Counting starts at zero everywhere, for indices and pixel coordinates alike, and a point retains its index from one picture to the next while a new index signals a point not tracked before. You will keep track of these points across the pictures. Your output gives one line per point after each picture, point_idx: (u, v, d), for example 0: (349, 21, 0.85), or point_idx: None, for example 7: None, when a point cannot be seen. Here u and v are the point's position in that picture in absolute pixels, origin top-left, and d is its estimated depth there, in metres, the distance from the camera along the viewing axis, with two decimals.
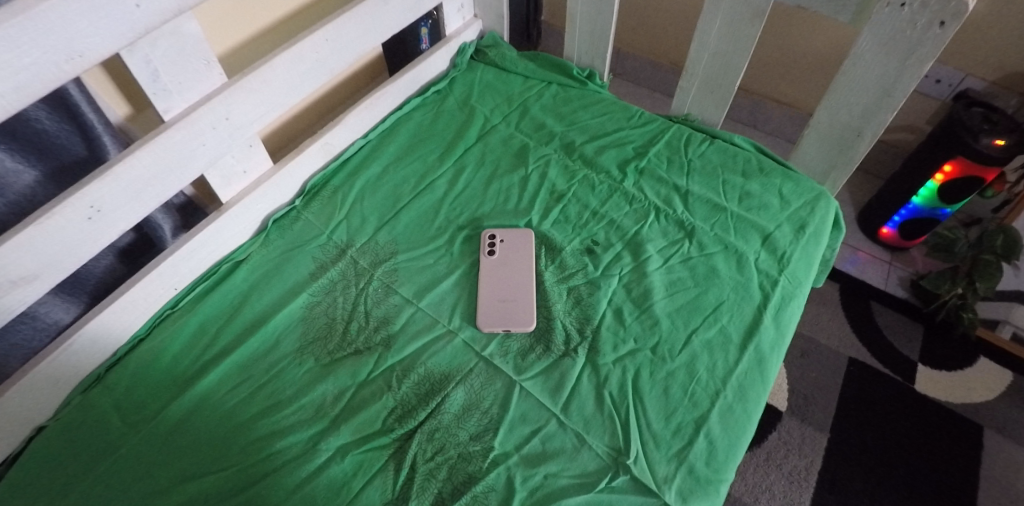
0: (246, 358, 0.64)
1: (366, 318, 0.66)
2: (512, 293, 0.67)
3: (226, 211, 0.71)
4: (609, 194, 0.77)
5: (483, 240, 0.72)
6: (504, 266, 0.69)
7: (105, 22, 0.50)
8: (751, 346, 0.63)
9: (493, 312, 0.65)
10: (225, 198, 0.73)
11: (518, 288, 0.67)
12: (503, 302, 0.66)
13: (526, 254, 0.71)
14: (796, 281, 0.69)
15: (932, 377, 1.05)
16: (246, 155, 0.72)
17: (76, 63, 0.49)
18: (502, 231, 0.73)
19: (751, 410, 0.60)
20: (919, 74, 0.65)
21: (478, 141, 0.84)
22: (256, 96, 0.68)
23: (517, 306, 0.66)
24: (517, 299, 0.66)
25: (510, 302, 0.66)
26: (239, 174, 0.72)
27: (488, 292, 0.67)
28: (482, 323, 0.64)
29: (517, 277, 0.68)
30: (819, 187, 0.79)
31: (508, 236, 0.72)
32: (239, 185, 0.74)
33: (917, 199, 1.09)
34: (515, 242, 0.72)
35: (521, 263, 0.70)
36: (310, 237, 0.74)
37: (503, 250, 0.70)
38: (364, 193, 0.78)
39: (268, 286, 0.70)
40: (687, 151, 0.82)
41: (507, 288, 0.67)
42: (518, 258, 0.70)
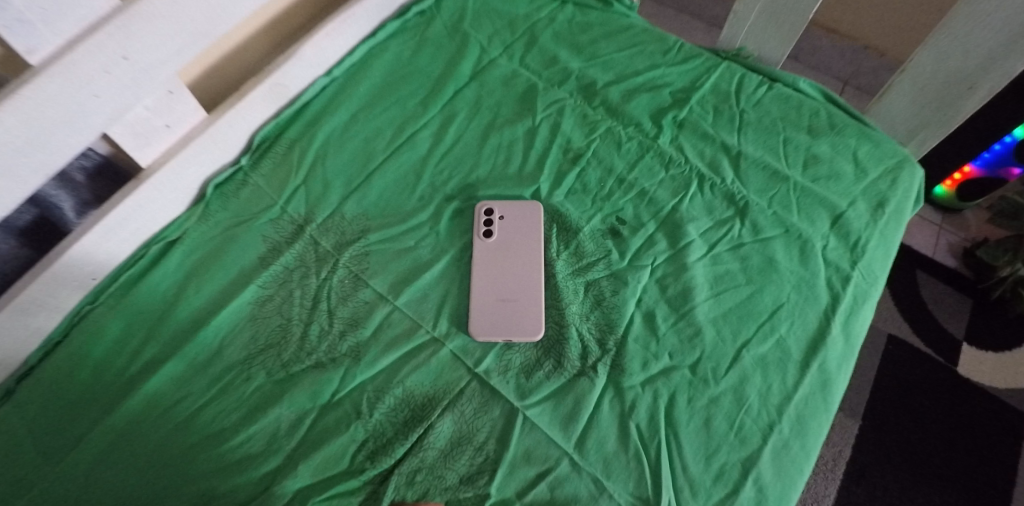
0: (183, 369, 0.51)
1: (329, 320, 0.52)
2: (514, 291, 0.53)
3: (147, 179, 0.55)
4: (639, 155, 0.61)
5: (476, 217, 0.56)
6: (505, 253, 0.54)
7: None
8: (815, 364, 0.50)
9: (490, 317, 0.51)
10: (145, 160, 0.56)
11: (521, 284, 0.53)
12: (502, 303, 0.52)
13: (531, 237, 0.56)
14: (872, 276, 0.55)
15: (976, 358, 0.94)
16: (165, 105, 0.55)
17: None
18: (502, 204, 0.57)
19: (811, 446, 0.48)
20: None
21: (473, 81, 0.66)
22: (167, 23, 0.49)
23: (520, 309, 0.52)
24: (521, 299, 0.52)
25: (512, 304, 0.52)
26: (158, 129, 0.56)
27: (483, 290, 0.53)
28: (476, 331, 0.50)
29: (520, 270, 0.54)
30: (902, 150, 0.63)
31: (509, 212, 0.57)
32: (163, 143, 0.57)
33: (984, 158, 0.92)
34: (518, 221, 0.56)
35: (525, 250, 0.55)
36: (259, 208, 0.59)
37: (502, 232, 0.55)
38: (327, 149, 0.62)
39: (208, 274, 0.55)
40: (739, 99, 0.65)
41: (508, 283, 0.53)
42: (521, 243, 0.55)
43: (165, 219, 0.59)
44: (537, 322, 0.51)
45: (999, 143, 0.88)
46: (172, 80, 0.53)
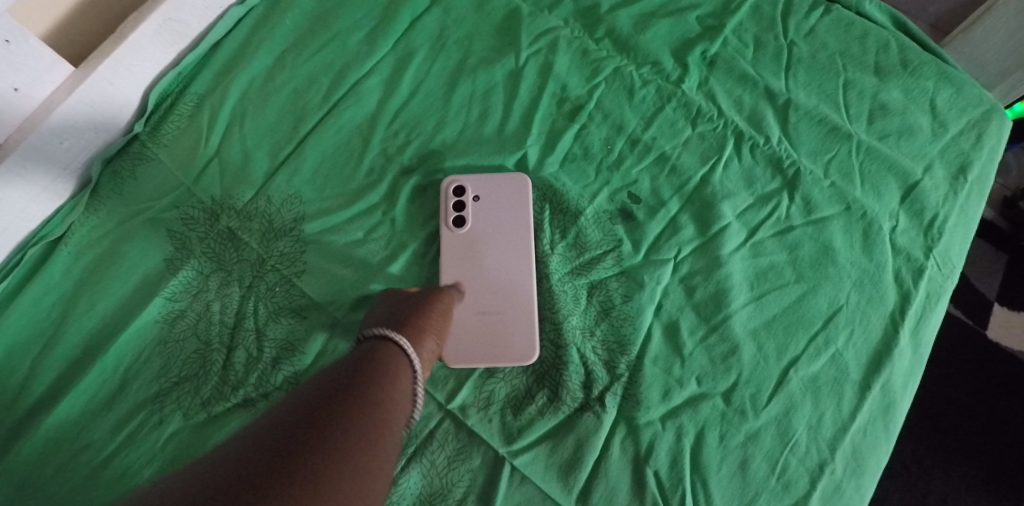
0: (78, 413, 0.39)
1: (257, 344, 0.40)
2: (499, 299, 0.41)
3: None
4: (657, 106, 0.46)
5: (444, 199, 0.43)
6: (484, 247, 0.42)
7: None
8: (879, 384, 0.40)
9: (468, 337, 0.40)
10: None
11: (507, 288, 0.41)
12: (482, 316, 0.40)
13: (517, 222, 0.42)
14: (949, 266, 0.43)
15: (1008, 322, 0.84)
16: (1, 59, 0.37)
17: None
18: (478, 181, 0.43)
19: (868, 488, 0.38)
20: None
21: (436, 3, 0.49)
22: None
23: (508, 323, 0.40)
24: (506, 310, 0.40)
25: (495, 317, 0.40)
26: (3, 95, 0.39)
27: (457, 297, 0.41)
28: (449, 356, 0.39)
29: (504, 268, 0.41)
30: (990, 95, 0.49)
31: (488, 191, 0.43)
32: (19, 111, 0.40)
33: None
34: (499, 200, 0.43)
35: (511, 240, 0.42)
36: (161, 190, 0.44)
37: (478, 218, 0.43)
38: (246, 103, 0.46)
39: (103, 281, 0.42)
40: (787, 26, 0.49)
41: (490, 289, 0.41)
42: (505, 232, 0.42)
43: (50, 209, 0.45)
44: (529, 340, 0.39)
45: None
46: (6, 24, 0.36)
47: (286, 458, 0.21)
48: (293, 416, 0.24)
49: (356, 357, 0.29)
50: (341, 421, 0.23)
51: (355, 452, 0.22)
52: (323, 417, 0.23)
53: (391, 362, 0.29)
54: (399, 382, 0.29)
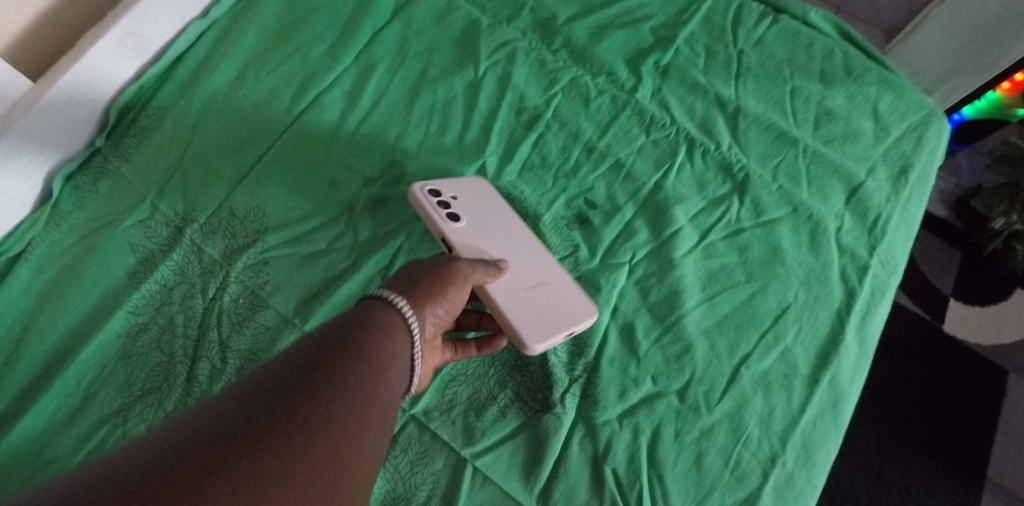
0: (33, 430, 0.38)
1: (220, 355, 0.40)
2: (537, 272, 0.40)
3: None
4: (613, 114, 0.48)
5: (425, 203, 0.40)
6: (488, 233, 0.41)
7: None
8: (826, 378, 0.41)
9: (537, 317, 0.38)
10: None
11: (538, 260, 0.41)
12: (533, 293, 0.39)
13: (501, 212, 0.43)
14: (892, 263, 0.45)
15: (963, 317, 0.90)
16: None
17: None
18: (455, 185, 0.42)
19: (819, 479, 0.40)
20: None
21: (396, 17, 0.51)
22: None
23: (558, 290, 0.40)
24: (550, 275, 0.40)
25: (547, 288, 0.40)
26: None
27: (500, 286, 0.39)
28: (529, 343, 0.37)
29: (521, 245, 0.41)
30: (928, 101, 0.52)
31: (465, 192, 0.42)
32: None
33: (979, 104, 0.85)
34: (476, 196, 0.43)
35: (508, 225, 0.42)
36: (121, 205, 0.44)
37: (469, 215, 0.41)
38: (205, 117, 0.46)
39: (61, 297, 0.42)
40: (736, 36, 0.52)
41: (524, 266, 0.40)
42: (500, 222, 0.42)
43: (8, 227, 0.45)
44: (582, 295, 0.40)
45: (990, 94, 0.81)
46: None
47: (269, 421, 0.21)
48: (284, 373, 0.24)
49: (352, 315, 0.30)
50: (328, 384, 0.24)
51: (340, 412, 0.23)
52: (312, 376, 0.24)
53: (388, 321, 0.30)
54: (396, 347, 0.29)
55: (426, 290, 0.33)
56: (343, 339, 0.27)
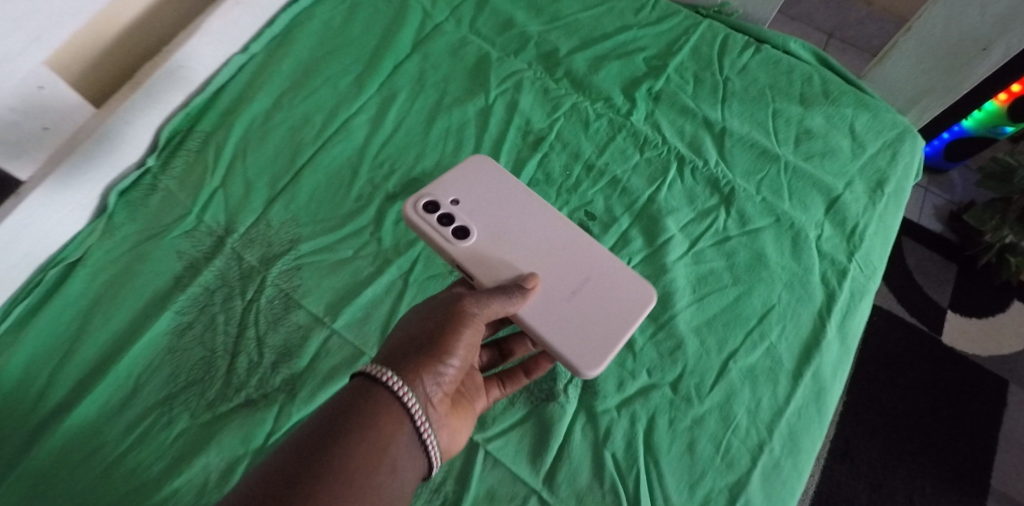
0: (92, 415, 0.43)
1: (257, 350, 0.45)
2: (575, 277, 0.44)
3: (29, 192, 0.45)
4: (610, 135, 0.53)
5: (421, 225, 0.45)
6: (517, 249, 0.45)
7: None
8: (809, 372, 0.45)
9: (589, 334, 0.42)
10: (26, 172, 0.47)
11: (573, 263, 0.45)
12: (578, 303, 0.43)
13: (507, 189, 0.48)
14: (870, 268, 0.49)
15: (962, 328, 0.93)
16: (37, 103, 0.44)
17: None
18: (452, 178, 0.47)
19: (805, 466, 0.43)
20: None
21: (415, 52, 0.57)
22: (12, 6, 0.38)
23: (603, 285, 0.44)
24: (586, 282, 0.44)
25: (591, 290, 0.44)
26: (35, 133, 0.46)
27: (544, 316, 0.42)
28: (587, 370, 0.41)
29: (551, 249, 0.45)
30: (902, 120, 0.56)
31: (467, 185, 0.47)
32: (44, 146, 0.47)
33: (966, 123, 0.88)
34: (476, 179, 0.48)
35: (528, 223, 0.46)
36: (170, 218, 0.50)
37: (476, 216, 0.46)
38: (247, 142, 0.52)
39: (117, 298, 0.47)
40: (722, 64, 0.57)
41: (563, 273, 0.44)
42: (513, 209, 0.47)
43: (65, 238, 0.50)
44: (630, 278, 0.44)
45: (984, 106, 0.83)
46: (43, 74, 0.43)
47: None
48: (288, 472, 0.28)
49: (358, 398, 0.33)
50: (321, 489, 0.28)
51: None
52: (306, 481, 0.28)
53: (390, 404, 0.33)
54: (393, 431, 0.32)
55: (427, 351, 0.36)
56: (328, 441, 0.30)
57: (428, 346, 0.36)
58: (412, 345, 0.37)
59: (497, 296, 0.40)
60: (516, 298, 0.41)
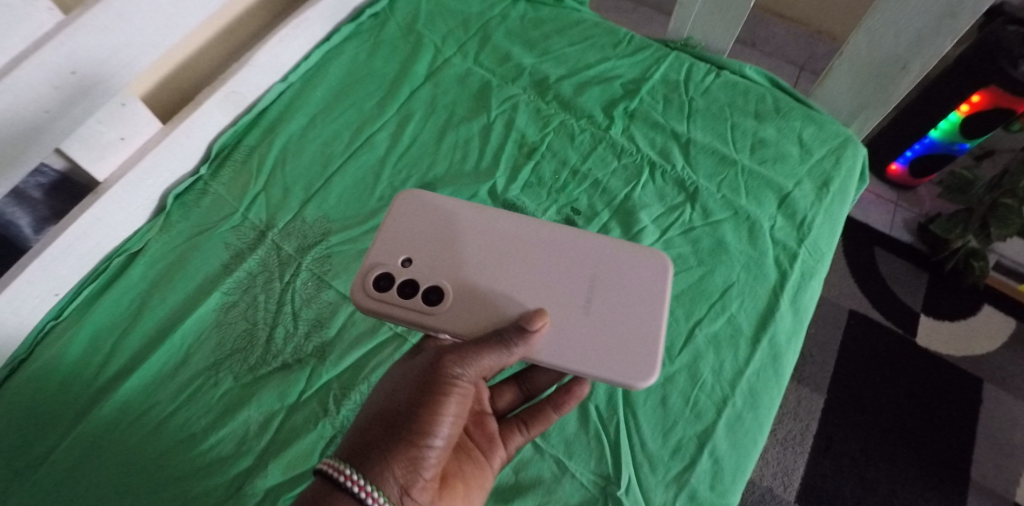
0: (149, 378, 0.51)
1: (293, 323, 0.53)
2: (583, 288, 0.47)
3: (104, 191, 0.54)
4: (592, 145, 0.62)
5: (388, 306, 0.45)
6: (513, 283, 0.47)
7: None
8: (765, 339, 0.52)
9: (627, 340, 0.45)
10: (101, 175, 0.56)
11: (575, 269, 0.48)
12: (597, 314, 0.46)
13: (459, 217, 0.49)
14: (818, 253, 0.57)
15: (934, 331, 0.99)
16: (118, 117, 0.54)
17: (68, 78, 0.46)
18: (403, 234, 0.48)
19: (764, 418, 0.50)
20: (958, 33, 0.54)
21: (428, 80, 0.67)
22: (111, 37, 0.48)
23: (612, 275, 0.48)
24: (601, 292, 0.47)
25: (603, 292, 0.47)
26: (113, 142, 0.55)
27: (576, 346, 0.45)
28: (644, 380, 0.44)
29: (546, 264, 0.48)
30: (845, 130, 0.65)
31: (423, 237, 0.48)
32: (118, 156, 0.56)
33: (933, 135, 0.99)
34: (423, 218, 0.49)
35: (508, 247, 0.48)
36: (220, 217, 0.59)
37: (448, 264, 0.47)
38: (285, 154, 0.62)
39: (172, 282, 0.56)
40: (688, 87, 0.67)
41: (571, 288, 0.47)
42: (482, 233, 0.49)
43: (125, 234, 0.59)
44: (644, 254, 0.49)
45: (945, 121, 0.96)
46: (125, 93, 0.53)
47: None
48: None
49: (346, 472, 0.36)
50: None
51: None
52: None
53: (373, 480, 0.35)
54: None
55: (412, 422, 0.38)
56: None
57: (411, 419, 0.38)
58: (397, 417, 0.38)
59: (490, 353, 0.41)
60: (513, 347, 0.41)
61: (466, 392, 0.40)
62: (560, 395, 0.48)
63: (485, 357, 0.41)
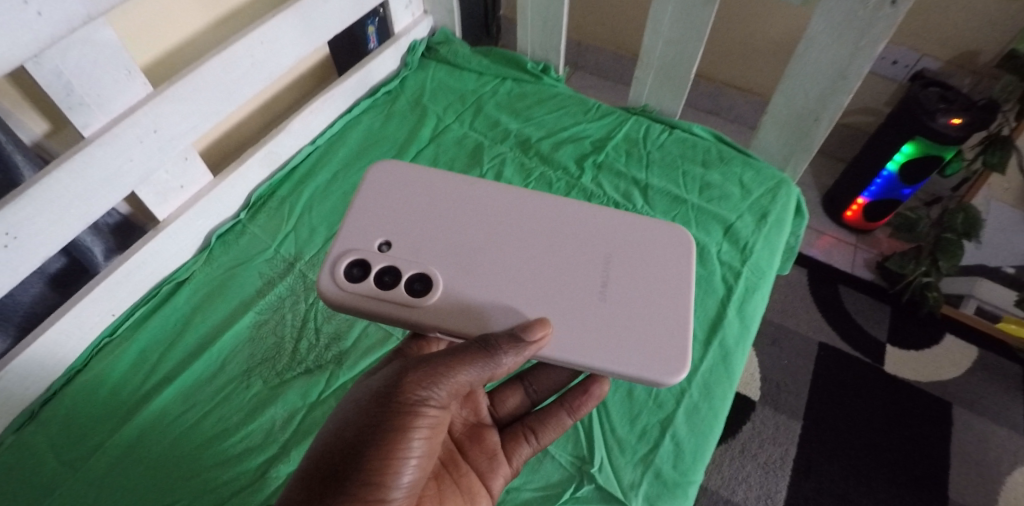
0: (190, 383, 0.60)
1: (316, 335, 0.63)
2: (595, 276, 0.52)
3: (164, 228, 0.66)
4: (567, 191, 0.75)
5: (382, 300, 0.49)
6: (491, 246, 0.53)
7: (102, 63, 0.54)
8: (716, 341, 0.62)
9: (662, 320, 0.50)
10: (162, 215, 0.68)
11: (574, 247, 0.54)
12: (612, 303, 0.51)
13: (418, 187, 0.56)
14: (760, 272, 0.68)
15: (901, 359, 1.07)
16: (181, 168, 0.67)
17: (152, 136, 0.60)
18: (373, 211, 0.54)
19: (718, 407, 0.58)
20: (851, 91, 0.68)
21: (431, 142, 0.81)
22: (185, 106, 0.62)
23: (624, 262, 0.54)
24: (627, 280, 0.52)
25: (614, 279, 0.52)
26: (175, 189, 0.67)
27: (620, 334, 0.49)
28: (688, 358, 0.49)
29: (516, 226, 0.55)
30: (781, 174, 0.78)
31: (393, 212, 0.54)
32: (176, 200, 0.68)
33: (879, 182, 1.12)
34: (387, 196, 0.55)
35: (473, 211, 0.55)
36: (256, 252, 0.70)
37: (422, 248, 0.52)
38: (312, 203, 0.74)
39: (212, 305, 0.66)
40: (646, 143, 0.80)
41: (582, 277, 0.52)
42: (443, 200, 0.56)
43: (174, 266, 0.70)
44: (664, 244, 0.55)
45: (886, 168, 1.09)
46: (188, 149, 0.66)
47: None
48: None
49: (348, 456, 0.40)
50: None
51: None
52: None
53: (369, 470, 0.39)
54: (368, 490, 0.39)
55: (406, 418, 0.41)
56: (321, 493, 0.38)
57: (366, 465, 0.39)
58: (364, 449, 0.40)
59: (484, 360, 0.42)
60: (507, 354, 0.43)
61: (426, 428, 0.42)
62: (579, 396, 0.55)
63: (480, 365, 0.43)
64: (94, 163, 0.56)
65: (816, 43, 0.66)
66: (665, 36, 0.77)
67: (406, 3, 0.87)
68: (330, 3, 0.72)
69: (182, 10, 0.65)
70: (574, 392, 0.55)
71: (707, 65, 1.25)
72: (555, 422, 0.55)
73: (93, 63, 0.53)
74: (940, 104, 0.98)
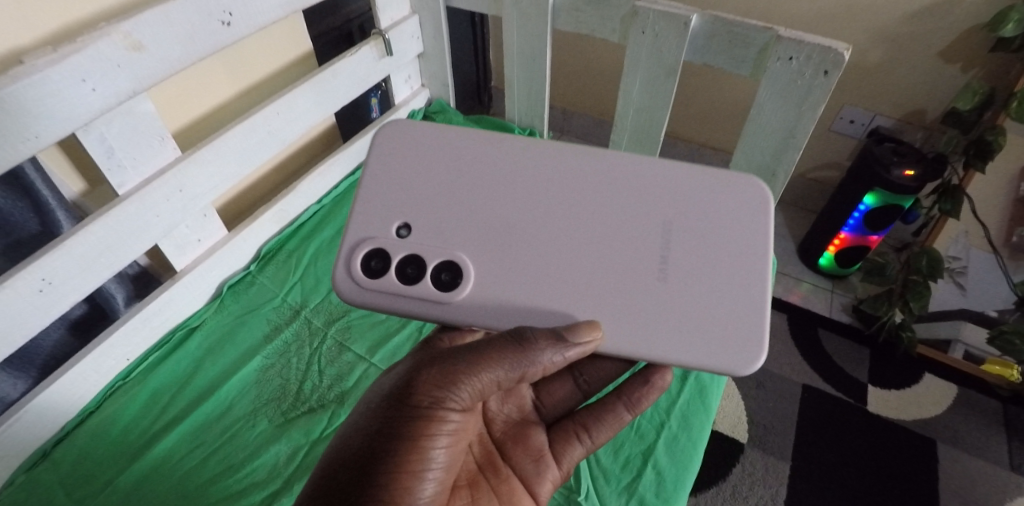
0: (199, 423, 0.63)
1: (320, 377, 0.67)
2: (655, 247, 0.51)
3: (180, 278, 0.72)
4: None
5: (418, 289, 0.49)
6: (531, 228, 0.52)
7: (139, 130, 0.62)
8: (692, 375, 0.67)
9: (727, 299, 0.49)
10: (180, 266, 0.74)
11: (636, 212, 0.52)
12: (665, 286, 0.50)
13: (458, 168, 0.54)
14: None
15: (883, 398, 1.10)
16: (199, 223, 0.73)
17: (177, 195, 0.67)
18: (408, 202, 0.52)
19: (697, 438, 0.62)
20: (800, 148, 0.77)
21: None
22: (206, 169, 0.69)
23: (687, 231, 0.52)
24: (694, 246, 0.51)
25: (676, 255, 0.51)
26: (193, 242, 0.74)
27: (680, 316, 0.49)
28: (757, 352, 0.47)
29: (567, 194, 0.53)
30: None
31: (429, 197, 0.53)
32: (191, 254, 0.74)
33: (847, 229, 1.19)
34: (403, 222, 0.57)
35: (519, 186, 0.54)
36: (265, 301, 0.76)
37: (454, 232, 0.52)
38: (318, 255, 0.81)
39: (221, 350, 0.70)
40: None
41: (640, 251, 0.51)
42: (492, 172, 0.54)
43: (187, 314, 0.75)
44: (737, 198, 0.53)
45: (852, 217, 1.16)
46: (207, 206, 0.73)
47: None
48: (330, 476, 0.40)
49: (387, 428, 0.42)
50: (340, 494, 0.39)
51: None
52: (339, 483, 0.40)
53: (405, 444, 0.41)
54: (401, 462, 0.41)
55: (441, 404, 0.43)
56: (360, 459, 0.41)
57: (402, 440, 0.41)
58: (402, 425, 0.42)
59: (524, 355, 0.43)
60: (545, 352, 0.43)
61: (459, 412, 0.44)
62: (633, 390, 0.56)
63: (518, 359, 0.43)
64: (125, 219, 0.62)
65: (766, 107, 0.75)
66: (636, 105, 0.87)
67: (405, 78, 0.97)
68: (337, 79, 0.81)
69: (208, 87, 0.74)
70: (635, 384, 0.56)
71: (682, 129, 1.36)
72: (611, 417, 0.57)
73: (130, 131, 0.61)
74: (894, 157, 1.06)
